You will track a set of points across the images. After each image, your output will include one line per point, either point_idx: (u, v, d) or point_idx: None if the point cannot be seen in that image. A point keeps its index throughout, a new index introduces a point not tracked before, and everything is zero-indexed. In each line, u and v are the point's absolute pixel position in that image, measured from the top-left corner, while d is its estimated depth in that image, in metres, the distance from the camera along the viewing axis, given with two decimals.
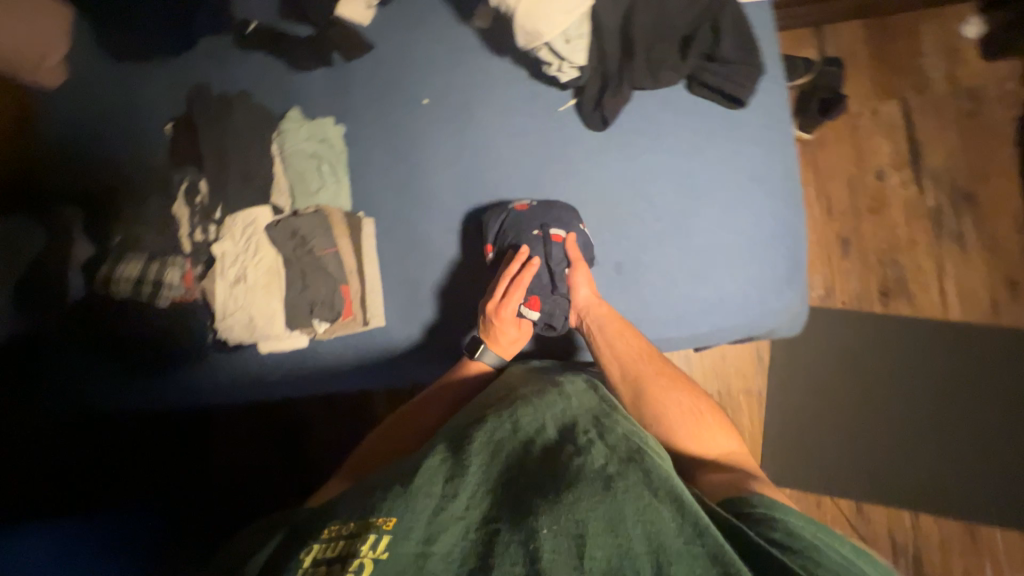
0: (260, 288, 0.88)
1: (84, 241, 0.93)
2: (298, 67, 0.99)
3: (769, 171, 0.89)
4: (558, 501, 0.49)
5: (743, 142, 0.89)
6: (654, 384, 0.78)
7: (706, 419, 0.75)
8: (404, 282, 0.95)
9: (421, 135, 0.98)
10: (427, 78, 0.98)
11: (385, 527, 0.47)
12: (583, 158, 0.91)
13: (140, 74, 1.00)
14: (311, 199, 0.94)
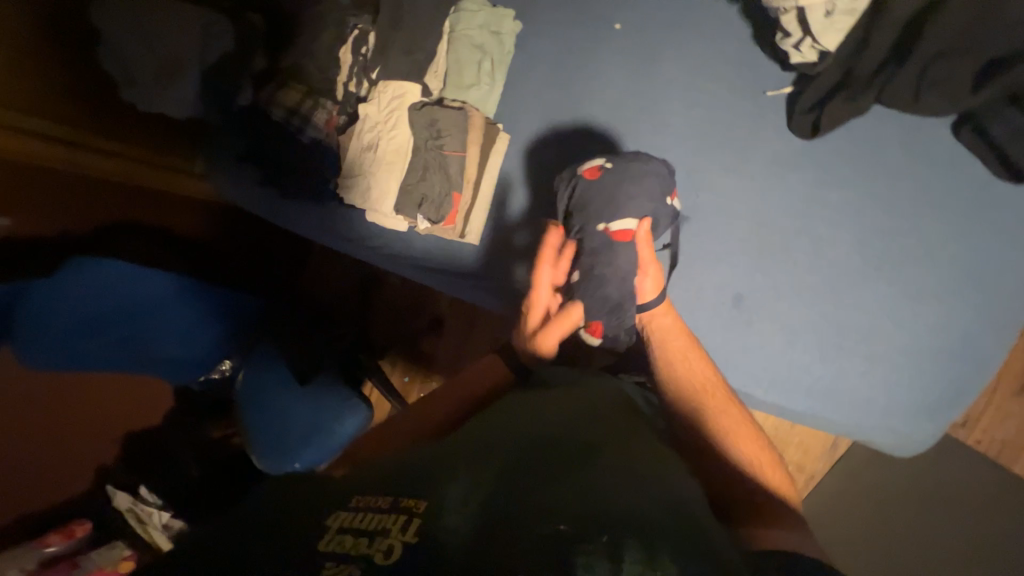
0: (384, 163, 0.90)
1: (259, 53, 0.98)
2: None
3: (999, 277, 0.67)
4: (573, 499, 0.46)
5: (984, 223, 0.67)
6: (722, 422, 0.66)
7: (773, 471, 0.64)
8: (512, 211, 0.92)
9: (596, 64, 0.87)
10: (631, 0, 0.84)
11: (419, 511, 0.46)
12: (767, 161, 0.74)
13: None
14: (461, 93, 0.90)
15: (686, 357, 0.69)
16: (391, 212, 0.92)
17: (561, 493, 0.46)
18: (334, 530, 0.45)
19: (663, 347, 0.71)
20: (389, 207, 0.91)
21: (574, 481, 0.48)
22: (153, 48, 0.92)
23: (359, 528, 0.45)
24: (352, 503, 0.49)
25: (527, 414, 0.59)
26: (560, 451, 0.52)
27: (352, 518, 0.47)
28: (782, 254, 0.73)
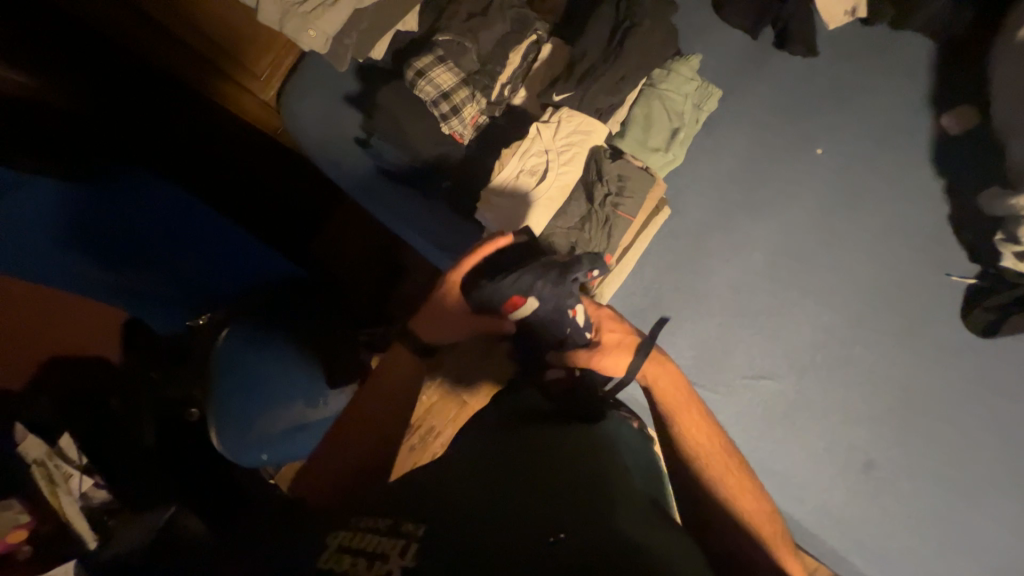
0: (544, 198, 0.80)
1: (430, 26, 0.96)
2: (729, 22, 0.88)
3: None
4: (553, 510, 0.51)
5: None
6: (717, 475, 0.64)
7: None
8: (646, 285, 0.86)
9: (783, 178, 0.84)
10: (839, 129, 0.83)
11: (414, 536, 0.51)
12: (921, 331, 0.76)
13: None
14: (641, 152, 0.84)
15: (689, 416, 0.68)
16: None
17: (544, 507, 0.52)
18: (336, 548, 0.50)
19: (666, 401, 0.70)
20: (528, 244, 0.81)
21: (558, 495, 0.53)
22: None
23: (358, 547, 0.50)
24: (353, 524, 0.54)
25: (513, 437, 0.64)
26: (542, 468, 0.58)
27: (354, 540, 0.51)
28: (916, 434, 0.74)
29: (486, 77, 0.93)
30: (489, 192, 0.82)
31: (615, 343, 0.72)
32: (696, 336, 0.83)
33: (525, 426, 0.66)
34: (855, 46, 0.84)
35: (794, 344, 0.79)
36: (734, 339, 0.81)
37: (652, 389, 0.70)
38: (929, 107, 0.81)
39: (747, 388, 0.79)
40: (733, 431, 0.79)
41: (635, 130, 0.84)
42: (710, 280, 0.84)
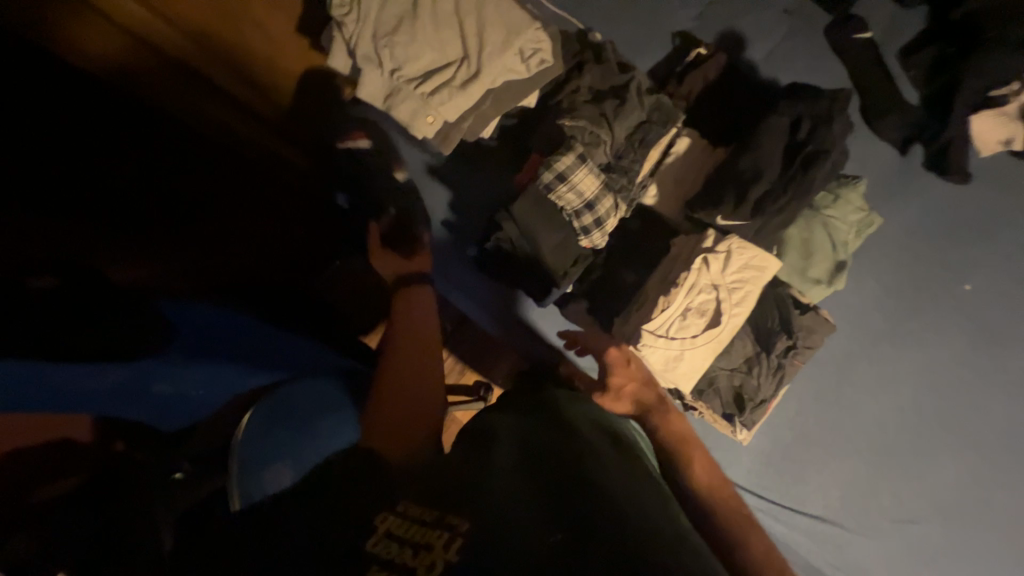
0: (713, 342, 0.71)
1: (555, 107, 0.80)
2: (882, 136, 0.83)
3: None
4: (658, 539, 0.43)
5: None
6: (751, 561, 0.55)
7: None
8: (794, 422, 0.81)
9: (936, 312, 0.81)
10: (988, 266, 0.81)
11: (456, 528, 0.44)
12: None
13: (739, 11, 0.86)
14: (802, 281, 0.77)
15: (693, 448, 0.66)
16: (685, 391, 0.74)
17: (647, 540, 0.43)
18: (383, 534, 0.44)
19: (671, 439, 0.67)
20: (689, 389, 0.73)
21: (678, 540, 0.44)
22: (437, 44, 0.68)
23: (408, 538, 0.43)
24: (399, 509, 0.46)
25: (611, 428, 0.64)
26: (644, 503, 0.48)
27: (402, 526, 0.44)
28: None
29: (623, 175, 0.79)
30: (650, 328, 0.73)
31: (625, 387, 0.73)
32: (844, 477, 0.80)
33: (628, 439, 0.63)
34: (1002, 177, 0.83)
35: (940, 486, 0.79)
36: (884, 480, 0.80)
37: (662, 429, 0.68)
38: None
39: (896, 532, 0.79)
40: (881, 574, 0.79)
41: (796, 258, 0.77)
42: (859, 417, 0.81)
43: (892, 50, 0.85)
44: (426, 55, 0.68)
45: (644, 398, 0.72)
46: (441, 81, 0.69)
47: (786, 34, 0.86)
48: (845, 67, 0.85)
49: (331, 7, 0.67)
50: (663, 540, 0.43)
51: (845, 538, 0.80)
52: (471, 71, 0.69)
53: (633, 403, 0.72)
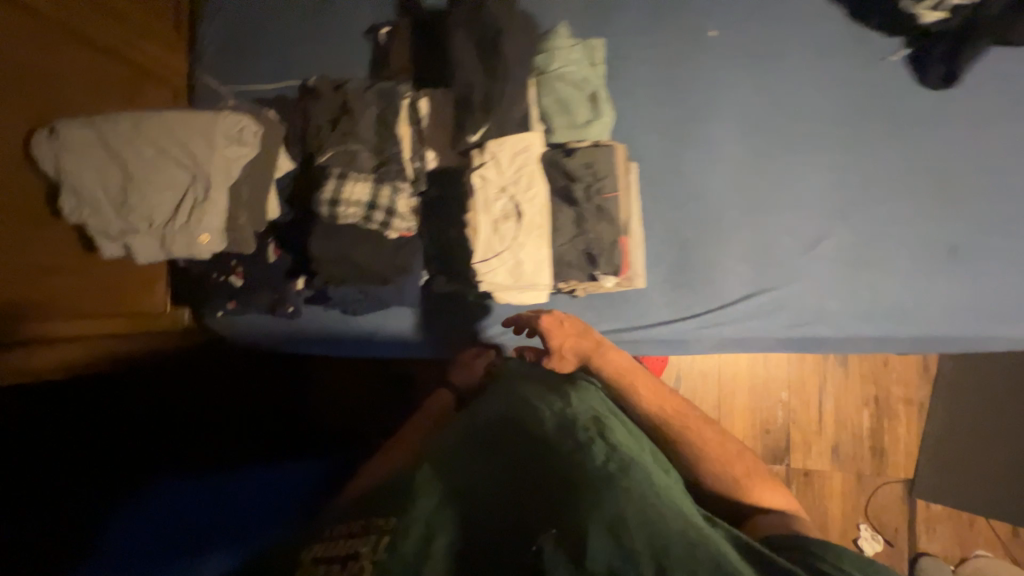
0: (534, 230, 0.75)
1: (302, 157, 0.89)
2: None
3: None
4: (637, 538, 0.45)
5: None
6: (706, 453, 0.72)
7: (761, 479, 0.72)
8: (668, 239, 0.83)
9: (704, 71, 0.84)
10: (720, 5, 0.84)
11: (385, 530, 0.49)
12: (916, 121, 0.78)
13: None
14: (577, 133, 0.81)
15: (636, 377, 0.76)
16: (550, 284, 0.77)
17: (623, 539, 0.45)
18: (310, 560, 0.47)
19: (618, 377, 0.76)
20: (547, 279, 0.76)
21: (659, 530, 0.46)
22: (165, 181, 0.76)
23: (337, 555, 0.47)
24: (328, 536, 0.51)
25: (576, 401, 0.66)
26: (624, 490, 0.50)
27: (329, 548, 0.48)
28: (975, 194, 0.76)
29: (389, 164, 0.86)
30: (481, 259, 0.76)
31: (566, 344, 0.78)
32: (741, 251, 0.81)
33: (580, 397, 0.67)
34: None
35: (819, 195, 0.80)
36: (773, 226, 0.80)
37: (607, 371, 0.77)
38: None
39: (812, 259, 0.79)
40: (833, 302, 0.79)
41: (556, 120, 0.82)
42: (713, 193, 0.83)
43: None
44: (164, 195, 0.76)
45: (583, 347, 0.78)
46: (191, 204, 0.76)
47: None
48: None
49: (67, 215, 0.74)
50: (644, 538, 0.45)
51: (783, 295, 0.80)
52: (205, 180, 0.77)
53: (575, 355, 0.78)
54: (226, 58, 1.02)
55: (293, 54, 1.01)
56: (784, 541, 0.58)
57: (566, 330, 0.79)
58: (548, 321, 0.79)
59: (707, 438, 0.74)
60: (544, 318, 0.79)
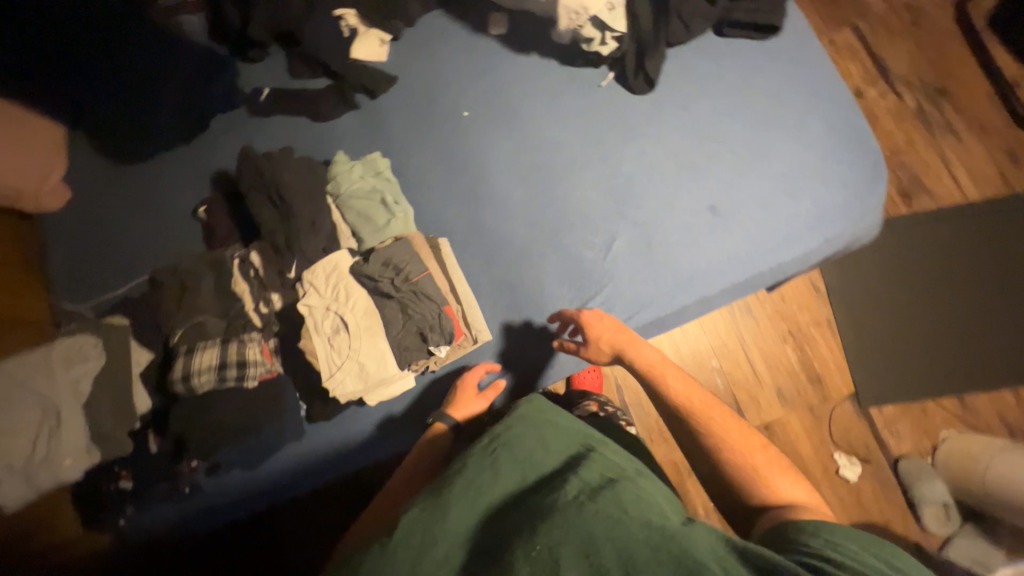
0: (365, 333, 0.82)
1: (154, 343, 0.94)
2: (326, 116, 1.05)
3: (824, 82, 0.90)
4: (611, 563, 0.50)
5: (786, 65, 0.90)
6: (723, 442, 0.71)
7: (776, 470, 0.68)
8: (495, 289, 0.93)
9: (470, 145, 0.98)
10: (463, 92, 1.00)
11: None
12: (642, 122, 0.92)
13: (197, 159, 1.10)
14: (383, 234, 0.91)
15: (668, 368, 0.78)
16: (400, 372, 0.84)
17: (596, 559, 0.50)
18: None
19: (648, 368, 0.79)
20: (395, 368, 0.83)
21: (629, 550, 0.51)
22: (15, 425, 0.81)
23: None
24: None
25: (551, 429, 0.69)
26: (596, 512, 0.54)
27: None
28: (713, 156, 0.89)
29: (234, 321, 0.92)
30: (329, 376, 0.82)
31: (603, 339, 0.82)
32: (556, 277, 0.91)
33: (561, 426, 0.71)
34: (406, 52, 1.04)
35: (595, 208, 0.91)
36: (571, 244, 0.91)
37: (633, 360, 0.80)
38: (479, 33, 1.02)
39: (612, 262, 0.89)
40: (647, 289, 0.88)
41: (362, 230, 0.92)
42: (513, 237, 0.94)
43: (279, 79, 1.09)
44: (17, 438, 0.81)
45: (621, 341, 0.81)
46: (47, 437, 0.82)
47: (237, 139, 1.10)
48: (266, 114, 1.08)
49: None
50: (619, 561, 0.50)
51: (605, 300, 0.89)
52: (55, 409, 0.83)
53: (610, 350, 0.82)
54: (69, 278, 1.08)
55: (131, 252, 1.09)
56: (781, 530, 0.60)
57: (605, 321, 0.83)
58: (587, 316, 0.83)
59: (731, 426, 0.72)
60: (584, 312, 0.84)
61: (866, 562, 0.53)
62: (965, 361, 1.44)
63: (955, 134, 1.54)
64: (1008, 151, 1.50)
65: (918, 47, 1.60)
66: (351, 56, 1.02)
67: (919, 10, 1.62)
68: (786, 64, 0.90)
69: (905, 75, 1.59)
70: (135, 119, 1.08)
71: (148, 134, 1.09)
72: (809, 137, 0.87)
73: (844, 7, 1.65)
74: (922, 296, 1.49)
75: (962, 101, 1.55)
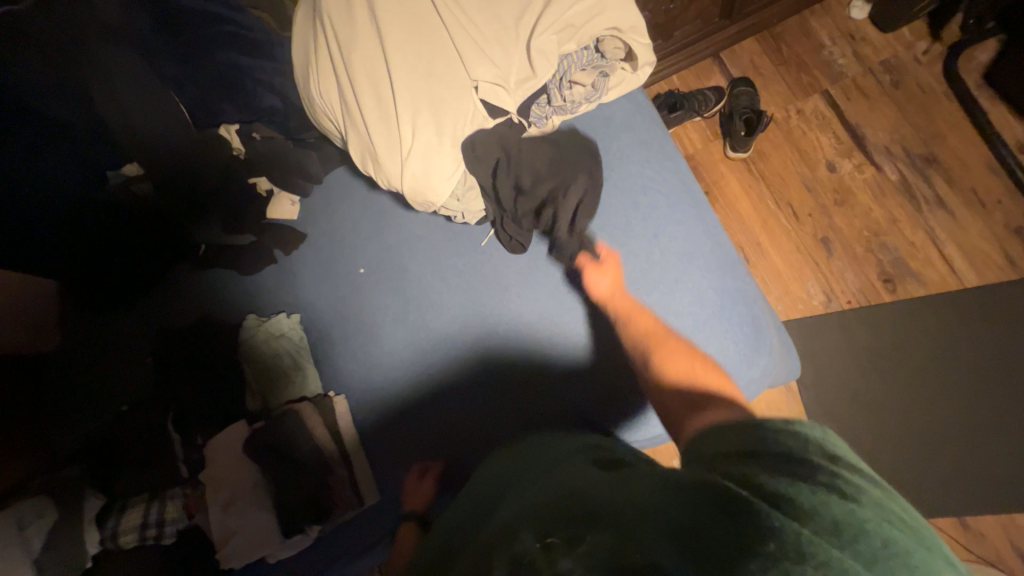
0: (254, 502, 0.93)
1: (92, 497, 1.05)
2: (247, 272, 1.14)
3: (710, 235, 0.84)
4: (525, 540, 0.46)
5: (664, 221, 0.85)
6: (662, 356, 0.72)
7: (696, 360, 0.70)
8: (387, 447, 0.97)
9: (367, 303, 1.03)
10: (361, 251, 1.06)
11: None
12: (519, 282, 0.96)
13: (128, 308, 1.18)
14: (281, 398, 1.00)
15: (637, 311, 0.78)
16: (285, 537, 0.92)
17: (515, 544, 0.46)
18: None
19: (616, 307, 0.79)
20: (281, 533, 0.92)
21: (549, 519, 0.47)
22: None
23: None
24: None
25: (517, 453, 0.71)
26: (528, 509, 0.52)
27: None
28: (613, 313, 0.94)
29: (165, 476, 1.03)
30: (223, 543, 0.92)
31: (609, 265, 0.82)
32: (440, 437, 0.95)
33: (535, 446, 0.71)
34: (313, 210, 1.11)
35: (477, 369, 0.95)
36: (453, 404, 0.95)
37: (597, 275, 0.82)
38: (376, 189, 1.07)
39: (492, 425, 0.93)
40: None
41: (265, 392, 1.00)
42: (403, 397, 0.98)
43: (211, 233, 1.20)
44: None
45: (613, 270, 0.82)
46: None
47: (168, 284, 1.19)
48: (196, 269, 1.18)
49: None
50: (534, 536, 0.46)
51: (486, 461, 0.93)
52: None
53: (609, 271, 0.82)
54: None
55: None
56: (707, 442, 0.54)
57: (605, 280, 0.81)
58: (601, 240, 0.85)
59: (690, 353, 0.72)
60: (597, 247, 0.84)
61: (777, 443, 0.48)
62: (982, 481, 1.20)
63: (948, 210, 1.37)
64: (1015, 229, 1.32)
65: (901, 113, 1.44)
66: (269, 217, 1.13)
67: (900, 68, 1.46)
68: (665, 217, 0.85)
69: (886, 142, 1.43)
70: (78, 276, 1.13)
71: (85, 290, 1.15)
72: (683, 303, 0.81)
73: (813, 73, 1.52)
74: (921, 401, 1.27)
75: (956, 171, 1.38)
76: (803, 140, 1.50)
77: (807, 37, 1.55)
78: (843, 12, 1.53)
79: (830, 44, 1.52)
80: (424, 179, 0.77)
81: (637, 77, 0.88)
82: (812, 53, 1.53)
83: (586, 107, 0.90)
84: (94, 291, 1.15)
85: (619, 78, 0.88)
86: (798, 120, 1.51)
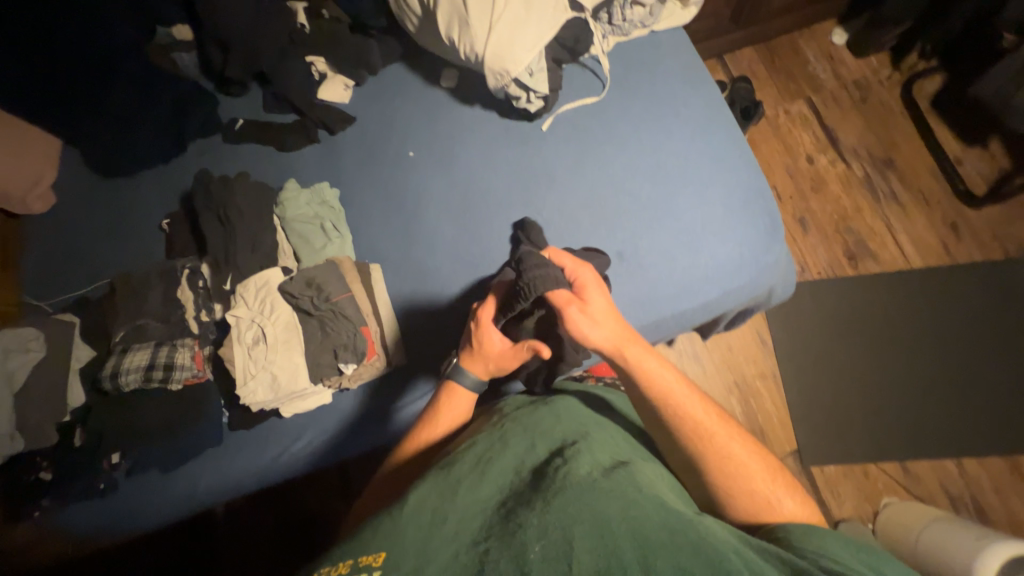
0: (282, 346, 0.90)
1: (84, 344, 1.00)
2: (285, 147, 1.14)
3: (738, 146, 0.98)
4: (625, 546, 0.49)
5: (701, 130, 0.98)
6: (710, 461, 0.72)
7: (750, 468, 0.72)
8: (418, 315, 0.98)
9: (413, 182, 1.07)
10: (412, 136, 1.11)
11: (375, 564, 0.50)
12: (566, 173, 1.00)
13: (154, 171, 1.17)
14: (319, 255, 1.00)
15: (679, 399, 0.74)
16: (312, 384, 0.91)
17: (609, 538, 0.50)
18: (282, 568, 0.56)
19: (653, 391, 0.75)
20: (307, 380, 0.90)
21: (644, 536, 0.51)
22: None
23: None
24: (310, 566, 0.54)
25: (564, 414, 0.75)
26: (612, 494, 0.56)
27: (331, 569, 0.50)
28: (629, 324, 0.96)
29: (166, 329, 0.98)
30: (244, 382, 0.88)
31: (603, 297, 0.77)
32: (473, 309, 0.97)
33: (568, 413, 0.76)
34: (366, 97, 1.16)
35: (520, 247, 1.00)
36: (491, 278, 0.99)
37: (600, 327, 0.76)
38: (432, 85, 1.13)
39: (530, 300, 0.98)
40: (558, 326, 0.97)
41: (302, 251, 1.01)
42: (440, 268, 1.00)
43: (250, 110, 1.20)
44: None
45: (618, 332, 0.76)
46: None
47: (199, 153, 1.18)
48: (230, 141, 1.17)
49: None
50: (631, 543, 0.50)
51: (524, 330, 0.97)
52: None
53: (607, 342, 0.76)
54: (34, 271, 1.14)
55: (87, 257, 1.14)
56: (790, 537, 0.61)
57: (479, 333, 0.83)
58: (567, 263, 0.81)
59: (744, 455, 0.73)
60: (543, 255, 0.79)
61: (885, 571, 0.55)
62: (909, 427, 1.42)
63: (900, 204, 1.62)
64: (951, 224, 1.58)
65: (867, 123, 1.70)
66: (317, 96, 1.14)
67: (868, 87, 1.74)
68: (700, 126, 0.98)
69: (854, 145, 1.69)
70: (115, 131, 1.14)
71: (116, 145, 1.14)
72: (714, 195, 0.94)
73: (799, 82, 1.78)
74: (867, 357, 1.48)
75: (908, 173, 1.64)
76: (788, 135, 1.73)
77: (796, 53, 1.81)
78: (826, 37, 1.81)
79: (814, 61, 1.80)
80: (506, 49, 0.86)
81: (683, 13, 1.05)
82: (800, 66, 1.80)
83: (640, 31, 1.04)
84: (126, 146, 1.14)
85: (669, 12, 1.04)
86: (785, 118, 1.75)
